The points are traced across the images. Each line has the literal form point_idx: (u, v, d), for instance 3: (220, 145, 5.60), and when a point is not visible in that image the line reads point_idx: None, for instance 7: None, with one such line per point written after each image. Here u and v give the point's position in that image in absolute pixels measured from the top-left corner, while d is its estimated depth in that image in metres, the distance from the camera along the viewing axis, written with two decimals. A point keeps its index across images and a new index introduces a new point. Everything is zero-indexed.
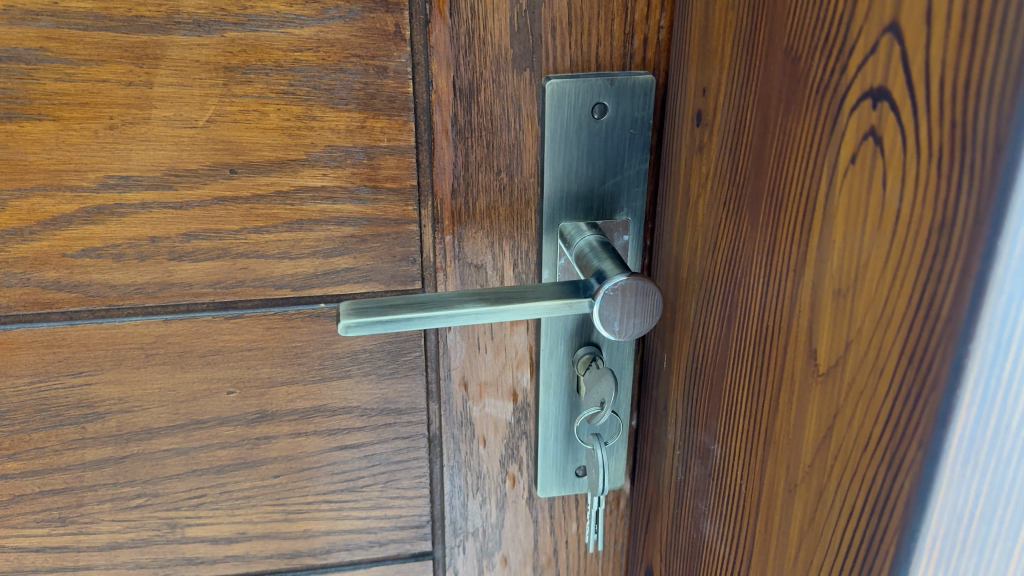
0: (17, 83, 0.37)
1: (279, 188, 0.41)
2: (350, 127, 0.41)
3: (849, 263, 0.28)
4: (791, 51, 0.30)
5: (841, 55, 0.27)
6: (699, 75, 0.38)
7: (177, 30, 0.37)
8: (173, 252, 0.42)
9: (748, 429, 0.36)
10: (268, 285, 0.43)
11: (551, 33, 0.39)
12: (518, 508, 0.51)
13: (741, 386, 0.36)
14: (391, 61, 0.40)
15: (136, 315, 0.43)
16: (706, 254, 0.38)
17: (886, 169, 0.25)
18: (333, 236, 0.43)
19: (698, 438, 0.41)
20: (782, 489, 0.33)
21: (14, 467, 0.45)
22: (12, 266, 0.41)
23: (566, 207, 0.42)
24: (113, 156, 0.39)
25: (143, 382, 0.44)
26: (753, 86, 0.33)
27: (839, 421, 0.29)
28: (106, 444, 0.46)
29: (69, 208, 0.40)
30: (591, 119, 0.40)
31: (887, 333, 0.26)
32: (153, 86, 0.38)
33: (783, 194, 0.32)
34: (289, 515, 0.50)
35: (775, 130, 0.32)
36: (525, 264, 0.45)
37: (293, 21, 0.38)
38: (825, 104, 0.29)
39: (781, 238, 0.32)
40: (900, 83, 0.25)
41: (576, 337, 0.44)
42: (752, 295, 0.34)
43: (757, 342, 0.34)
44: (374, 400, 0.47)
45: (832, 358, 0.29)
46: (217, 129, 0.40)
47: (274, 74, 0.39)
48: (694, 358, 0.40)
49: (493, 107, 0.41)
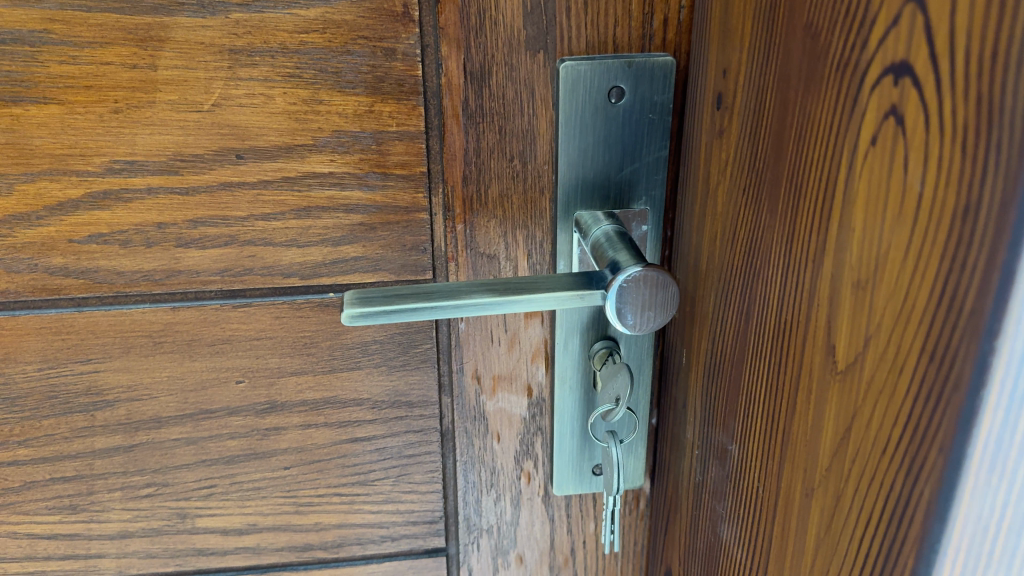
0: (22, 65, 0.37)
1: (286, 174, 0.40)
2: (358, 111, 0.39)
3: (869, 253, 0.26)
4: (811, 27, 0.29)
5: (863, 29, 0.25)
6: (720, 56, 0.36)
7: (181, 11, 0.37)
8: (180, 239, 0.41)
9: (766, 428, 0.34)
10: (276, 273, 0.42)
11: (566, 14, 0.38)
12: (534, 505, 0.50)
13: (760, 383, 0.34)
14: (400, 43, 0.38)
15: (143, 303, 0.42)
16: (725, 246, 0.36)
17: (908, 151, 0.23)
18: (341, 224, 0.42)
19: (717, 438, 0.39)
20: (799, 493, 0.31)
21: (24, 453, 0.45)
22: (19, 251, 0.41)
23: (581, 195, 0.40)
24: (118, 140, 0.39)
25: (151, 371, 0.44)
26: (773, 66, 0.31)
27: (858, 422, 0.27)
28: (116, 432, 0.45)
29: (75, 194, 0.40)
30: (607, 104, 0.38)
31: (906, 330, 0.24)
32: (157, 68, 0.38)
33: (803, 180, 0.30)
34: (300, 508, 0.49)
35: (794, 112, 0.30)
36: (540, 254, 0.44)
37: (299, 1, 0.37)
38: (845, 82, 0.27)
39: (799, 228, 0.30)
40: (923, 56, 0.23)
41: (592, 331, 0.43)
42: (771, 288, 0.33)
43: (775, 338, 0.33)
44: (385, 392, 0.46)
45: (851, 354, 0.27)
46: (223, 114, 0.39)
47: (280, 57, 0.38)
48: (712, 355, 0.39)
49: (505, 91, 0.40)
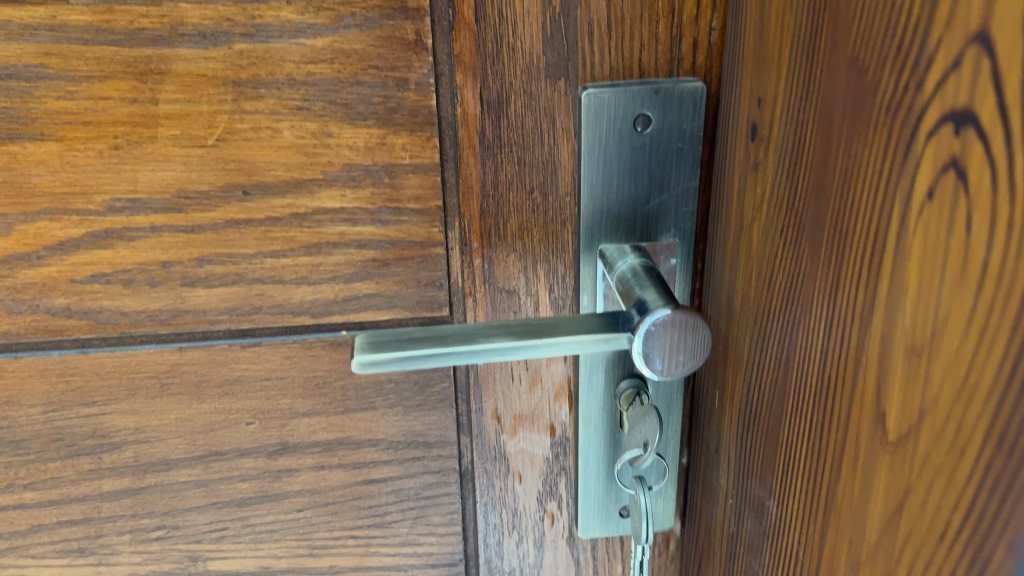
0: (17, 102, 0.35)
1: (295, 210, 0.38)
2: (370, 143, 0.37)
3: (925, 317, 0.23)
4: (857, 61, 0.26)
5: (917, 69, 0.23)
6: (755, 84, 0.33)
7: (182, 43, 0.35)
8: (186, 278, 0.39)
9: (807, 487, 0.31)
10: (286, 312, 0.41)
11: (588, 39, 0.35)
12: (558, 547, 0.47)
13: (801, 439, 0.31)
14: (412, 73, 0.36)
15: (149, 344, 0.41)
16: (761, 287, 0.34)
17: (971, 208, 0.21)
18: (353, 260, 0.40)
19: (753, 490, 0.36)
20: (843, 564, 0.29)
21: (31, 497, 0.44)
22: (19, 292, 0.39)
23: (606, 228, 0.38)
24: (119, 177, 0.37)
25: (159, 413, 0.42)
26: (815, 100, 0.29)
27: (912, 499, 0.24)
28: (124, 475, 0.44)
29: (76, 233, 0.38)
30: (633, 132, 0.36)
31: (969, 409, 0.21)
32: (158, 102, 0.36)
33: (848, 226, 0.27)
34: (315, 550, 0.47)
35: (838, 152, 0.27)
36: (562, 289, 0.41)
37: (305, 31, 0.35)
38: (896, 125, 0.24)
39: (844, 279, 0.28)
40: (989, 105, 0.20)
41: (618, 369, 0.41)
42: (812, 339, 0.30)
43: (817, 393, 0.30)
44: (401, 432, 0.44)
45: (904, 424, 0.24)
46: (228, 149, 0.37)
47: (287, 89, 0.36)
48: (747, 401, 0.36)
49: (524, 120, 0.37)
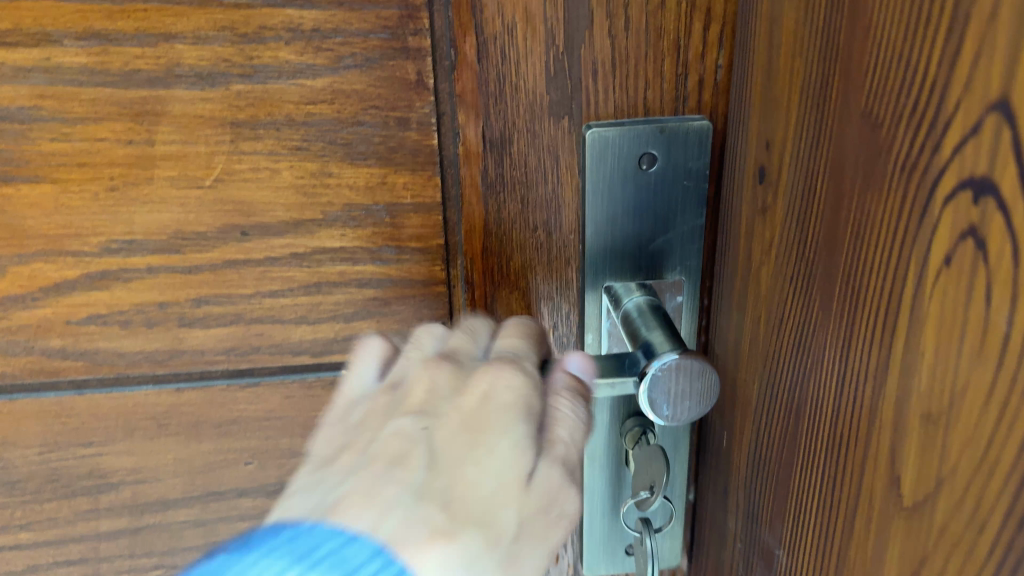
0: (12, 142, 0.38)
1: (295, 250, 0.42)
2: (371, 183, 0.41)
3: (942, 385, 0.23)
4: (869, 115, 0.25)
5: (934, 130, 0.22)
6: (764, 126, 0.32)
7: (177, 83, 0.37)
8: (182, 319, 0.42)
9: (818, 542, 0.30)
10: (285, 351, 0.44)
11: (591, 77, 0.35)
12: None
13: (811, 493, 0.31)
14: (413, 112, 0.40)
15: (146, 385, 0.44)
16: (769, 334, 0.33)
17: (991, 280, 0.20)
18: (354, 298, 0.43)
19: (762, 538, 0.35)
20: None
21: (27, 537, 0.46)
22: (15, 334, 0.41)
23: (611, 264, 0.37)
24: (114, 219, 0.40)
25: (156, 454, 0.45)
26: (825, 150, 0.28)
27: (929, 569, 0.24)
28: (122, 514, 0.46)
29: (69, 274, 0.41)
30: (638, 170, 0.36)
31: (989, 486, 0.21)
32: (154, 143, 0.39)
33: (862, 282, 0.26)
34: None
35: (851, 205, 0.27)
36: (566, 326, 0.41)
37: (304, 70, 0.38)
38: (912, 186, 0.23)
39: (857, 335, 0.27)
40: (1010, 176, 0.19)
41: (624, 408, 0.40)
42: (824, 391, 0.29)
43: (829, 448, 0.29)
44: None
45: (920, 492, 0.24)
46: (227, 189, 0.40)
47: (286, 128, 0.39)
48: (756, 447, 0.35)
49: (528, 158, 0.38)
